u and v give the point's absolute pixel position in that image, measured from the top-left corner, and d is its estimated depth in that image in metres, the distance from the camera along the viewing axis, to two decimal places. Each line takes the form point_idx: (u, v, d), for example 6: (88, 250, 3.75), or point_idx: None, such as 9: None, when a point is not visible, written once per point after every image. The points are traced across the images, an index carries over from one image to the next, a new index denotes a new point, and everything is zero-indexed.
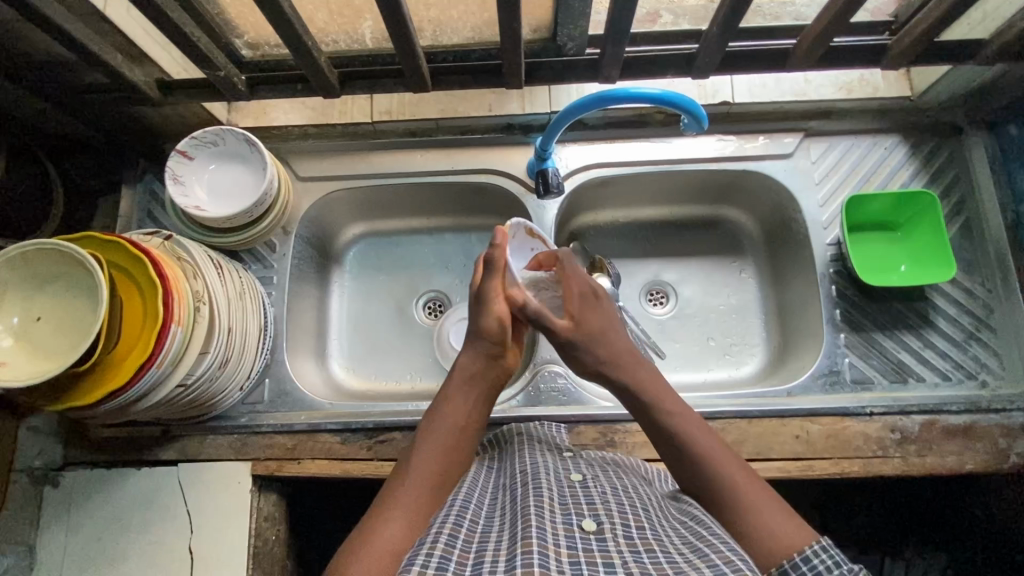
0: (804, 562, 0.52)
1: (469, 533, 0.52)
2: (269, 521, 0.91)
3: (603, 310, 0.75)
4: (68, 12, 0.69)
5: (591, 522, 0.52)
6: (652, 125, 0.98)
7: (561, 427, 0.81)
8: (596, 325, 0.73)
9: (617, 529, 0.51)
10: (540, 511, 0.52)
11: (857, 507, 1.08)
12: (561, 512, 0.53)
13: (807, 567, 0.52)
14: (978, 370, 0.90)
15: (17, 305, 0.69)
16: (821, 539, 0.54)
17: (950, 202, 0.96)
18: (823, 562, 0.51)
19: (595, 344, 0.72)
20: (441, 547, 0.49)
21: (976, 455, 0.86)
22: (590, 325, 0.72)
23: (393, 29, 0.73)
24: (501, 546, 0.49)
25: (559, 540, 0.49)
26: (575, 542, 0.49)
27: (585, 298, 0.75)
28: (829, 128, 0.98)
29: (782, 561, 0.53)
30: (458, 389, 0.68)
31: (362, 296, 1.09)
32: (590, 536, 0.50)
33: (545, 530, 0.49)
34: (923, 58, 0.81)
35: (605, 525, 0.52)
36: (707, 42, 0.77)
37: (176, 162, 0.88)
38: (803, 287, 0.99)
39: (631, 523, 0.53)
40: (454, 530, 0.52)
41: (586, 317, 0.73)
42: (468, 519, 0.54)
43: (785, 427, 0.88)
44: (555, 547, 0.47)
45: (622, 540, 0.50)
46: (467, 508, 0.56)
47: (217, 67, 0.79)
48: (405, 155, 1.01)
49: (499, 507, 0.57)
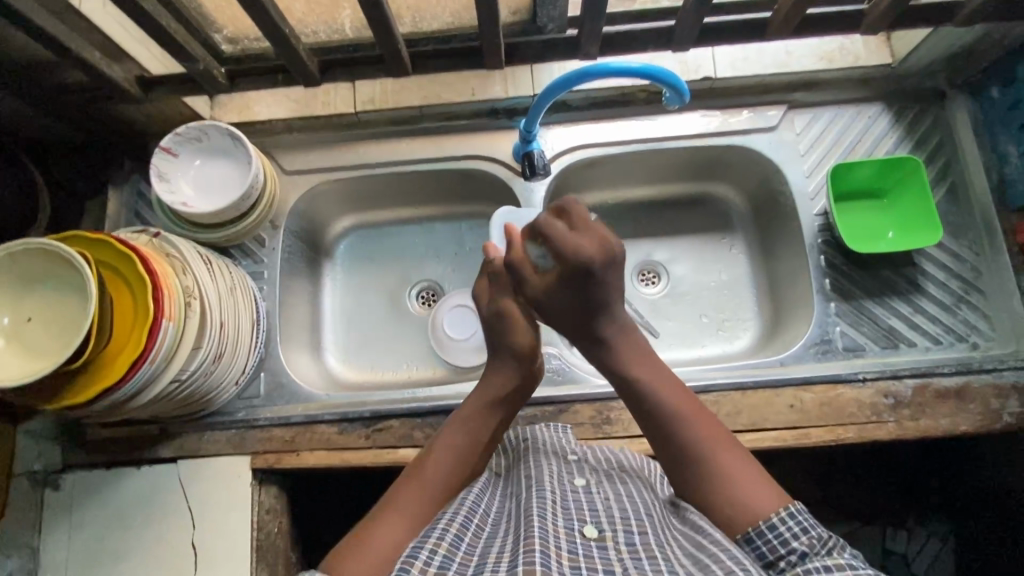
0: (769, 530, 0.54)
1: (474, 536, 0.53)
2: (271, 513, 0.91)
3: (597, 287, 0.66)
4: (41, 9, 0.69)
5: (591, 530, 0.53)
6: (636, 103, 0.99)
7: (568, 430, 0.76)
8: (575, 297, 0.68)
9: (618, 536, 0.52)
10: (542, 513, 0.53)
11: (857, 479, 1.10)
12: (563, 517, 0.54)
13: (773, 535, 0.53)
14: (968, 333, 0.91)
15: (6, 307, 0.69)
16: (792, 505, 0.55)
17: (934, 168, 0.97)
18: (789, 530, 0.53)
19: (584, 316, 0.68)
20: (446, 544, 0.50)
21: (970, 416, 0.86)
22: (560, 300, 0.69)
23: (373, 16, 0.73)
24: (504, 549, 0.50)
25: (560, 543, 0.50)
26: (575, 548, 0.51)
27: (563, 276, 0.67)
28: (811, 99, 0.99)
29: (748, 529, 0.55)
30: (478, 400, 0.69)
31: (354, 288, 1.09)
32: (591, 543, 0.52)
33: (546, 531, 0.51)
34: (899, 23, 0.81)
35: (607, 532, 0.53)
36: (685, 14, 0.77)
37: (161, 159, 0.88)
38: (792, 259, 0.99)
39: (632, 529, 0.53)
40: (460, 529, 0.53)
41: (563, 289, 0.68)
42: (475, 521, 0.55)
43: (780, 397, 0.88)
44: (557, 551, 0.49)
45: (623, 548, 0.51)
46: (475, 510, 0.57)
47: (196, 60, 0.78)
48: (389, 145, 1.01)
49: (506, 510, 0.58)
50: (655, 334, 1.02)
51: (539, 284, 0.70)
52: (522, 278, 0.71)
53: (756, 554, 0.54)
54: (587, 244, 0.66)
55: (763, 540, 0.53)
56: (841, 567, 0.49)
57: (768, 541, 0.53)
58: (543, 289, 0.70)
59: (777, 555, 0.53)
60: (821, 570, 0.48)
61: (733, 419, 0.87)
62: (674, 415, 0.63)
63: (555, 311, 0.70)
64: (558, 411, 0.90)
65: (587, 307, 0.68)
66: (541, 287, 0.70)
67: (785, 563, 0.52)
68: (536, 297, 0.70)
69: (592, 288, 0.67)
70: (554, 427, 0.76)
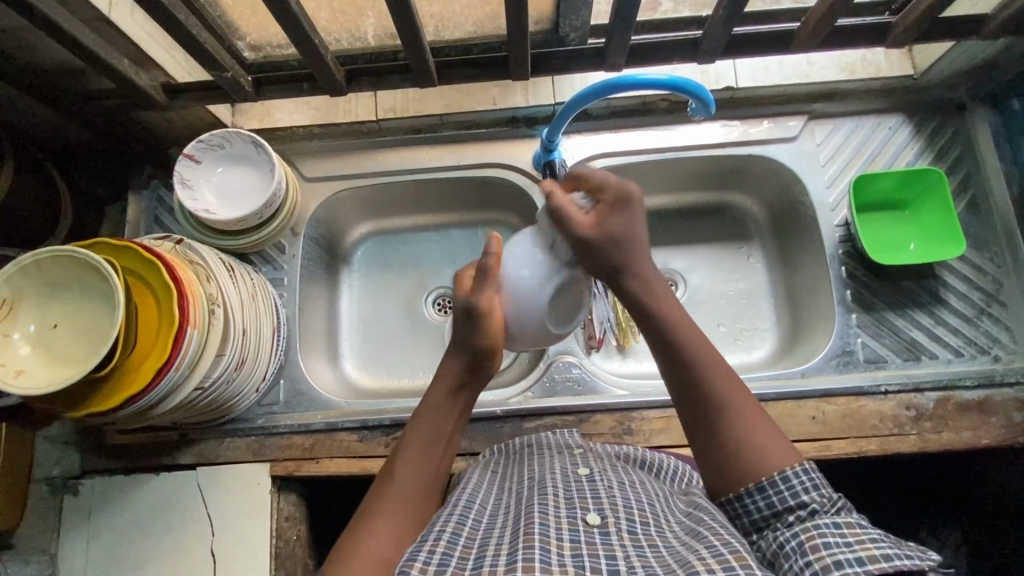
0: (782, 481, 0.54)
1: (472, 531, 0.52)
2: (289, 521, 0.91)
3: (637, 215, 0.64)
4: (72, 17, 0.69)
5: (594, 517, 0.51)
6: (657, 112, 0.99)
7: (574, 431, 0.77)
8: (619, 229, 0.63)
9: (621, 523, 0.50)
10: (544, 508, 0.52)
11: (872, 492, 1.09)
12: (565, 508, 0.52)
13: (784, 486, 0.54)
14: (990, 345, 0.90)
15: (32, 314, 0.69)
16: (804, 463, 0.55)
17: (956, 179, 0.96)
18: (801, 484, 0.53)
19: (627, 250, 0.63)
20: (444, 543, 0.49)
21: (993, 429, 0.86)
22: (611, 231, 0.63)
23: (402, 26, 0.73)
24: (504, 541, 0.49)
25: (562, 534, 0.48)
26: (578, 536, 0.48)
27: (615, 202, 0.63)
28: (832, 110, 0.99)
29: (760, 477, 0.55)
30: (438, 391, 0.64)
31: (371, 295, 1.09)
32: (593, 531, 0.49)
33: (547, 525, 0.49)
34: (925, 37, 0.82)
35: (609, 518, 0.51)
36: (713, 26, 0.77)
37: (184, 166, 0.88)
38: (812, 269, 0.99)
39: (636, 517, 0.52)
40: (457, 528, 0.51)
41: (609, 219, 0.63)
42: (472, 518, 0.54)
43: (801, 409, 0.88)
44: (557, 541, 0.47)
45: (626, 535, 0.49)
46: (471, 507, 0.56)
47: (224, 68, 0.79)
48: (410, 153, 1.01)
49: (504, 506, 0.57)
50: None
51: (588, 220, 0.63)
52: (566, 216, 0.63)
53: (765, 504, 0.54)
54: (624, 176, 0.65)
55: (774, 491, 0.54)
56: (851, 525, 0.49)
57: (780, 492, 0.53)
58: (593, 226, 0.63)
59: (785, 507, 0.53)
60: (830, 528, 0.49)
61: None
62: (691, 352, 0.60)
63: (593, 257, 0.64)
64: (578, 421, 0.90)
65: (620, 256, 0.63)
66: (590, 219, 0.63)
67: (792, 517, 0.52)
68: (586, 235, 0.63)
69: (633, 220, 0.64)
70: (560, 432, 0.77)
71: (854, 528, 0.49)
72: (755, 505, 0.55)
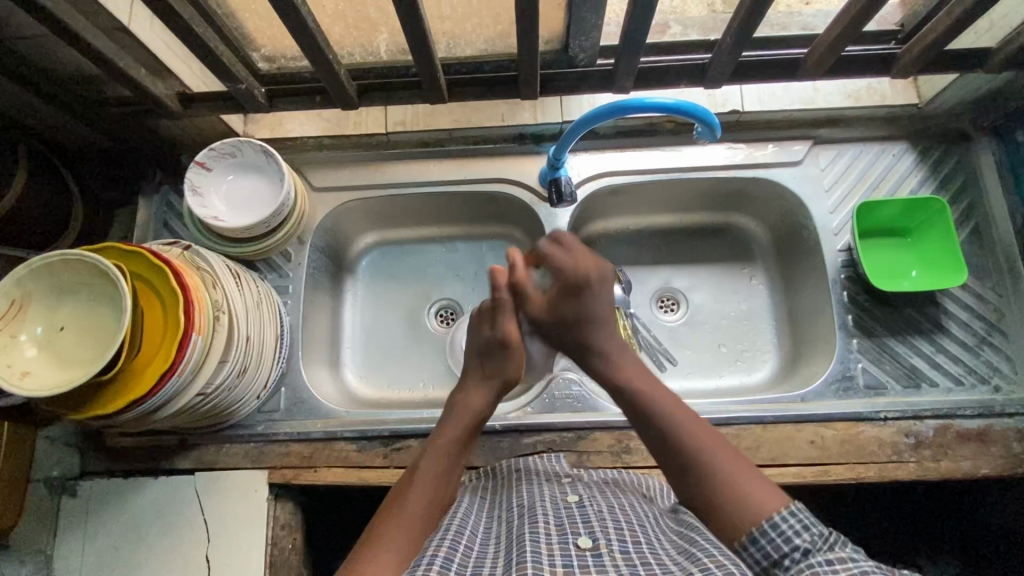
0: (772, 528, 0.52)
1: (464, 557, 0.52)
2: (286, 529, 0.89)
3: (591, 298, 0.72)
4: (93, 26, 0.71)
5: (586, 540, 0.51)
6: (663, 134, 1.00)
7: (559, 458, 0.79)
8: (570, 313, 0.73)
9: (612, 545, 0.51)
10: (537, 535, 0.52)
11: (870, 518, 1.08)
12: (557, 533, 0.53)
13: (776, 533, 0.52)
14: (990, 375, 0.90)
15: (41, 315, 0.70)
16: (791, 503, 0.54)
17: (959, 209, 0.97)
18: (791, 527, 0.52)
19: (579, 325, 0.72)
20: (436, 569, 0.49)
21: (993, 460, 0.86)
22: (560, 314, 0.73)
23: (415, 43, 0.74)
24: (496, 572, 0.49)
25: (555, 559, 0.48)
26: (571, 560, 0.49)
27: (568, 290, 0.73)
28: (836, 136, 1.00)
29: (752, 526, 0.53)
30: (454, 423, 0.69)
31: (373, 304, 1.10)
32: (585, 554, 0.50)
33: (540, 552, 0.49)
34: (931, 67, 0.82)
35: (601, 541, 0.51)
36: (721, 52, 0.78)
37: (195, 173, 0.90)
38: (814, 292, 0.99)
39: (626, 539, 0.52)
40: (449, 553, 0.52)
41: (562, 304, 0.73)
42: (463, 544, 0.54)
43: (800, 433, 0.88)
44: (550, 566, 0.47)
45: (619, 555, 0.49)
46: (463, 533, 0.56)
47: (239, 80, 0.80)
48: (418, 166, 1.03)
49: (495, 535, 0.57)
50: (673, 363, 1.03)
51: (540, 305, 0.75)
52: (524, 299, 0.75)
53: (761, 554, 0.52)
54: (585, 263, 0.74)
55: (767, 539, 0.52)
56: (845, 561, 0.48)
57: (772, 540, 0.52)
58: (544, 310, 0.74)
59: (781, 554, 0.51)
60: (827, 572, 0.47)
61: (753, 453, 0.87)
62: (667, 420, 0.63)
63: (554, 326, 0.74)
64: (576, 438, 0.90)
65: (577, 315, 0.72)
66: (544, 301, 0.74)
67: (789, 562, 0.50)
68: (535, 316, 0.75)
69: (587, 301, 0.72)
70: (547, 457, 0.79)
71: (848, 565, 0.48)
72: (752, 556, 0.53)
